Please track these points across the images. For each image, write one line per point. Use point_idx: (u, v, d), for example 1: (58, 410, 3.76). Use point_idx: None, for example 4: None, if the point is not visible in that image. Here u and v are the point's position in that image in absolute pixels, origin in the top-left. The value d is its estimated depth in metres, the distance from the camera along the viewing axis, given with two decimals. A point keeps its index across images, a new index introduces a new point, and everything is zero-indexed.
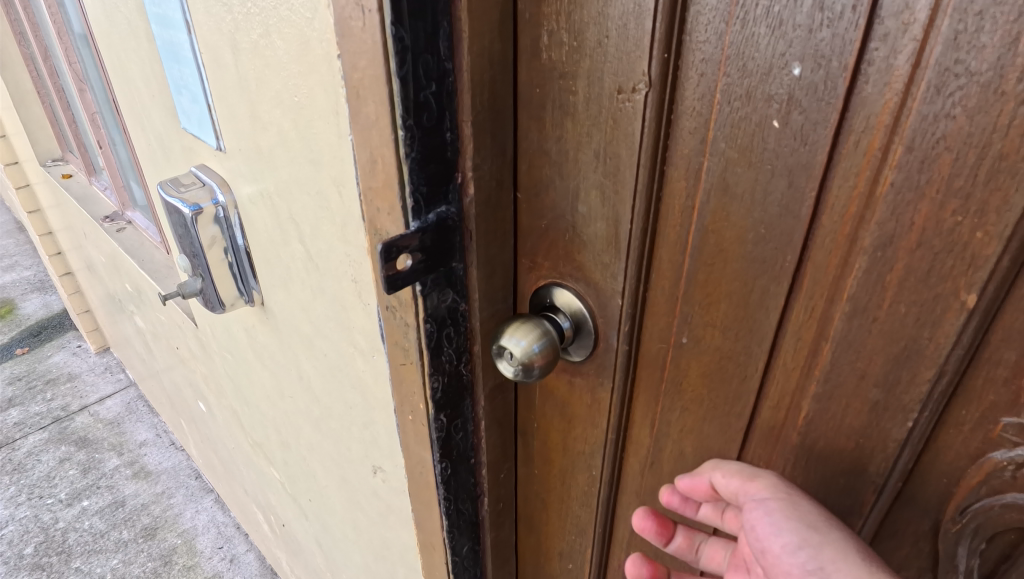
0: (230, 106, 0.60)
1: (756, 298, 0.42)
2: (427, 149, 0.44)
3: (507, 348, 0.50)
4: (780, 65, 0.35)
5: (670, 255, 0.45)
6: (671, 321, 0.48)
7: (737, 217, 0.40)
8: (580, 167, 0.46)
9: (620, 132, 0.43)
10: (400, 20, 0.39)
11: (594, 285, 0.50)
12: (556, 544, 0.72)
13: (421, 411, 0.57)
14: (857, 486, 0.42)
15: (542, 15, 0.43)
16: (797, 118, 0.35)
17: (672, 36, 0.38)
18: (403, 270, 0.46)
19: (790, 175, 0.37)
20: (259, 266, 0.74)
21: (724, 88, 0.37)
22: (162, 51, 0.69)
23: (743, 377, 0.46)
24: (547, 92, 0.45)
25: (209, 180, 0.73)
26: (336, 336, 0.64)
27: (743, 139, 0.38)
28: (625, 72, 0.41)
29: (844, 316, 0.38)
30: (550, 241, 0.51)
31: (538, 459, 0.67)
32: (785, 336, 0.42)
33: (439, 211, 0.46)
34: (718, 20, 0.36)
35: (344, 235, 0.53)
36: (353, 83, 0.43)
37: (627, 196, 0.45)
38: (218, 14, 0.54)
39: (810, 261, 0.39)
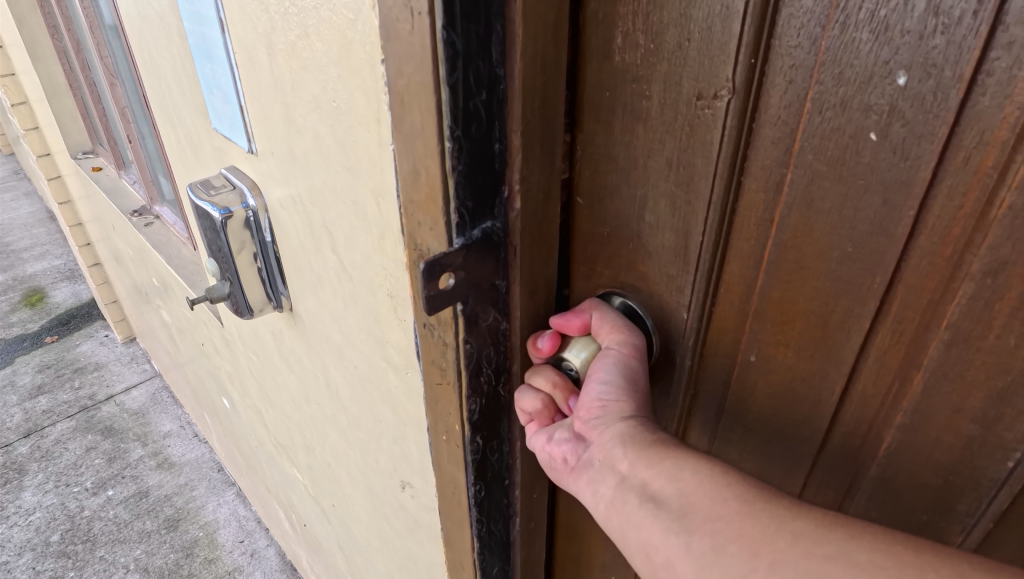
0: (265, 108, 0.58)
1: (836, 322, 0.39)
2: (474, 159, 0.41)
3: (567, 359, 0.49)
4: (882, 72, 0.31)
5: (741, 269, 0.42)
6: (739, 337, 0.44)
7: (823, 234, 0.37)
8: (649, 174, 0.43)
9: (696, 139, 0.39)
10: (452, 23, 0.36)
11: (656, 296, 0.47)
12: (598, 555, 0.69)
13: (457, 431, 0.54)
14: (941, 525, 0.40)
15: (616, 15, 0.39)
16: (897, 130, 0.32)
17: (758, 38, 0.34)
18: (445, 289, 0.43)
19: (886, 191, 0.33)
20: (288, 270, 0.72)
21: (816, 96, 0.34)
22: (195, 50, 0.67)
23: (816, 402, 0.42)
24: (617, 96, 0.42)
25: (239, 183, 0.70)
26: (368, 349, 0.61)
27: (835, 151, 0.34)
28: (705, 76, 0.37)
29: (942, 344, 0.35)
30: (611, 249, 0.48)
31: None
32: (868, 359, 0.39)
33: (484, 226, 0.43)
34: (812, 24, 0.32)
35: (382, 248, 0.50)
36: (397, 89, 0.40)
37: (699, 208, 0.41)
38: (254, 13, 0.52)
39: (902, 282, 0.35)
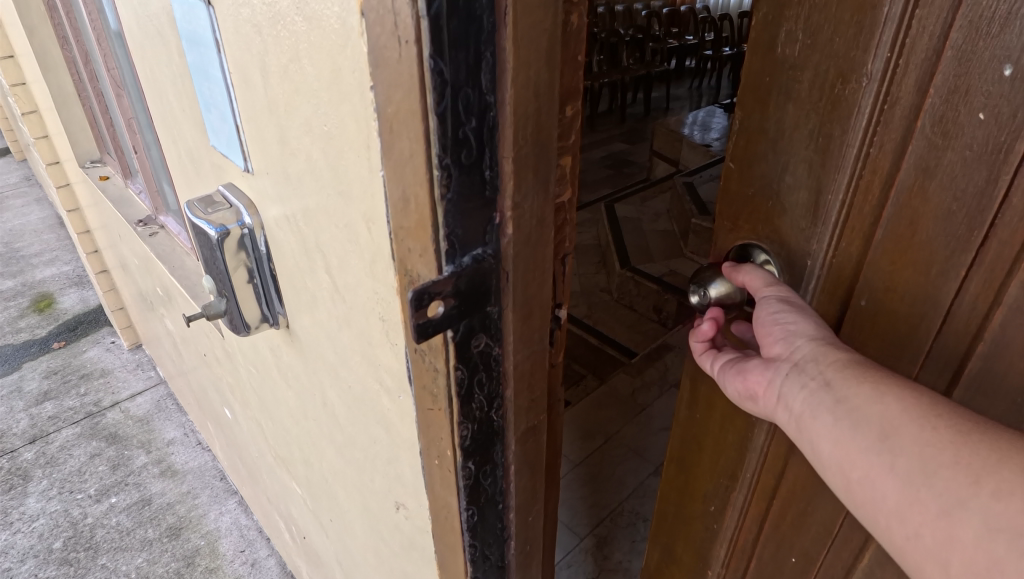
0: (261, 129, 0.58)
1: (937, 270, 0.47)
2: (465, 188, 0.40)
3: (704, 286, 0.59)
4: (995, 63, 0.40)
5: (860, 224, 0.50)
6: (853, 284, 0.53)
7: (935, 199, 0.45)
8: (793, 144, 0.52)
9: (837, 114, 0.48)
10: (440, 52, 0.35)
11: (787, 246, 0.56)
12: (702, 485, 0.77)
13: (448, 457, 0.53)
14: None
15: (783, 17, 0.49)
16: (1004, 112, 0.40)
17: (897, 36, 0.43)
18: (434, 317, 0.43)
19: (987, 162, 0.42)
20: (284, 288, 0.72)
21: (941, 83, 0.42)
22: (193, 68, 0.66)
23: (913, 340, 0.50)
24: (776, 80, 0.51)
25: (235, 201, 0.70)
26: (362, 370, 0.61)
27: (948, 127, 0.43)
28: (845, 65, 0.46)
29: (1019, 285, 0.44)
30: (753, 206, 0.57)
31: (702, 403, 0.72)
32: (961, 301, 0.47)
33: (474, 253, 0.43)
34: (937, 26, 0.41)
35: (373, 271, 0.50)
36: (386, 116, 0.40)
37: (834, 170, 0.50)
38: (248, 35, 0.51)
39: (995, 236, 0.44)
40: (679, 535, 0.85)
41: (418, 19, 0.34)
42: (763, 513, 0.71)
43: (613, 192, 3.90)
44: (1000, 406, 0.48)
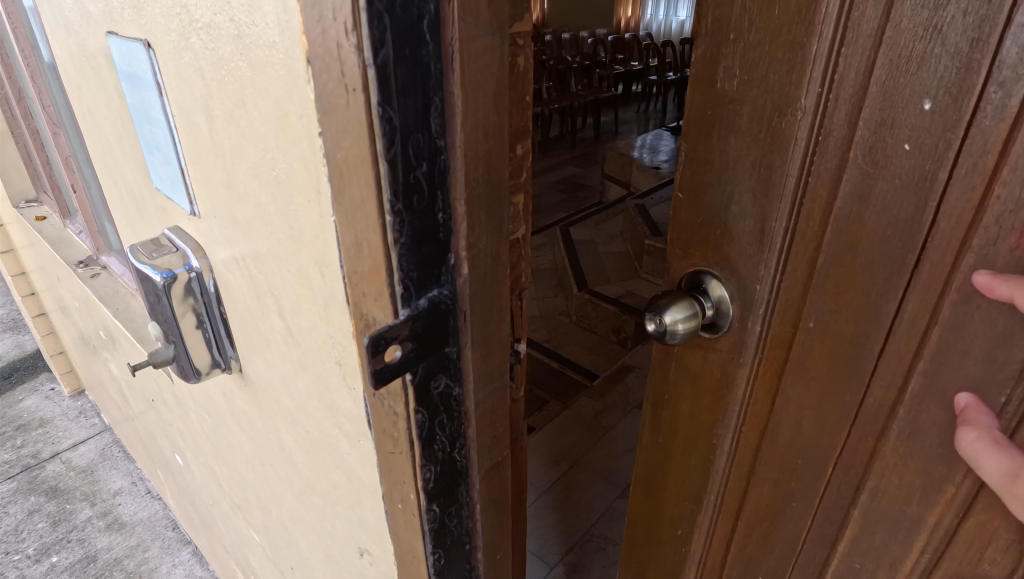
0: (206, 172, 0.56)
1: (878, 292, 0.49)
2: (420, 231, 0.40)
3: (659, 314, 0.57)
4: (915, 98, 0.42)
5: (805, 251, 0.51)
6: (801, 308, 0.54)
7: (872, 224, 0.47)
8: (737, 174, 0.53)
9: (777, 145, 0.49)
10: (388, 99, 0.35)
11: (737, 272, 0.56)
12: (669, 509, 0.77)
13: (412, 501, 0.51)
14: (954, 455, 0.49)
15: (721, 54, 0.50)
16: (927, 142, 0.43)
17: (827, 72, 0.45)
18: (392, 361, 0.42)
19: (915, 189, 0.44)
20: (235, 332, 0.70)
21: (868, 116, 0.44)
22: (134, 110, 0.65)
23: (861, 359, 0.52)
24: (718, 114, 0.52)
25: (182, 245, 0.68)
26: (320, 415, 0.59)
27: (879, 156, 0.45)
28: (782, 99, 0.48)
29: (951, 304, 0.45)
30: (704, 234, 0.57)
31: (665, 428, 0.72)
32: (901, 322, 0.48)
33: (430, 294, 0.43)
34: (862, 64, 0.44)
35: (327, 315, 0.49)
36: (336, 162, 0.39)
37: (777, 200, 0.51)
38: (191, 78, 0.50)
39: (927, 259, 0.45)
40: (650, 560, 0.85)
41: (365, 68, 0.34)
42: (731, 533, 0.72)
43: (567, 215, 3.96)
44: (944, 422, 0.49)
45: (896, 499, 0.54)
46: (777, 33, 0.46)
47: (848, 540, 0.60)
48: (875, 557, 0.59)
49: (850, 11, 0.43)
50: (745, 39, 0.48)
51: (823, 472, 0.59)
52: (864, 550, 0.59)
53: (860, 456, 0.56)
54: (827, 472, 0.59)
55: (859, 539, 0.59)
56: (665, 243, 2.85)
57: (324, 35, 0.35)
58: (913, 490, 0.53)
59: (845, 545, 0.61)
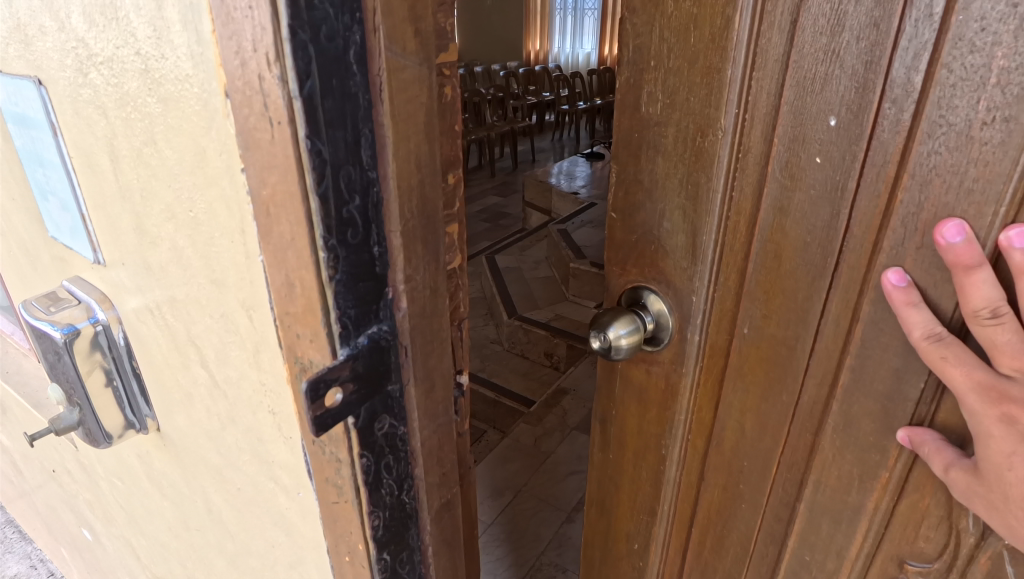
0: (112, 217, 0.52)
1: (804, 295, 0.51)
2: (355, 267, 0.39)
3: (603, 332, 0.56)
4: (822, 116, 0.45)
5: (735, 261, 0.54)
6: (735, 318, 0.56)
7: (792, 232, 0.50)
8: (667, 192, 0.54)
9: (702, 163, 0.51)
10: (317, 132, 0.34)
11: (673, 286, 0.57)
12: (624, 524, 0.76)
13: (361, 552, 0.48)
14: (885, 443, 0.51)
15: (645, 80, 0.52)
16: (835, 155, 0.46)
17: (741, 95, 0.48)
18: (333, 406, 0.40)
19: (828, 198, 0.47)
20: (152, 388, 0.64)
21: (782, 134, 0.48)
22: (24, 154, 0.59)
23: (793, 359, 0.54)
24: (645, 136, 0.54)
25: (85, 297, 0.63)
26: (252, 470, 0.55)
27: (793, 170, 0.48)
28: (703, 120, 0.50)
29: (870, 301, 0.48)
30: (638, 252, 0.58)
31: (614, 444, 0.71)
32: (826, 321, 0.51)
33: (370, 331, 0.41)
34: (772, 86, 0.47)
35: (258, 361, 0.46)
36: (261, 200, 0.37)
37: (706, 215, 0.53)
38: (91, 117, 0.47)
39: (845, 262, 0.48)
40: None
41: (291, 101, 0.33)
42: (686, 543, 0.72)
43: (493, 243, 3.98)
44: (874, 411, 0.51)
45: (837, 489, 0.56)
46: (694, 60, 0.49)
47: (796, 535, 0.62)
48: (823, 548, 0.60)
49: (757, 40, 0.46)
50: (665, 66, 0.50)
51: (766, 476, 0.61)
52: (813, 543, 0.61)
53: (800, 453, 0.58)
54: (770, 473, 0.60)
55: (808, 533, 0.60)
56: (590, 265, 2.91)
57: (244, 68, 0.33)
58: (852, 480, 0.55)
59: (794, 541, 0.62)
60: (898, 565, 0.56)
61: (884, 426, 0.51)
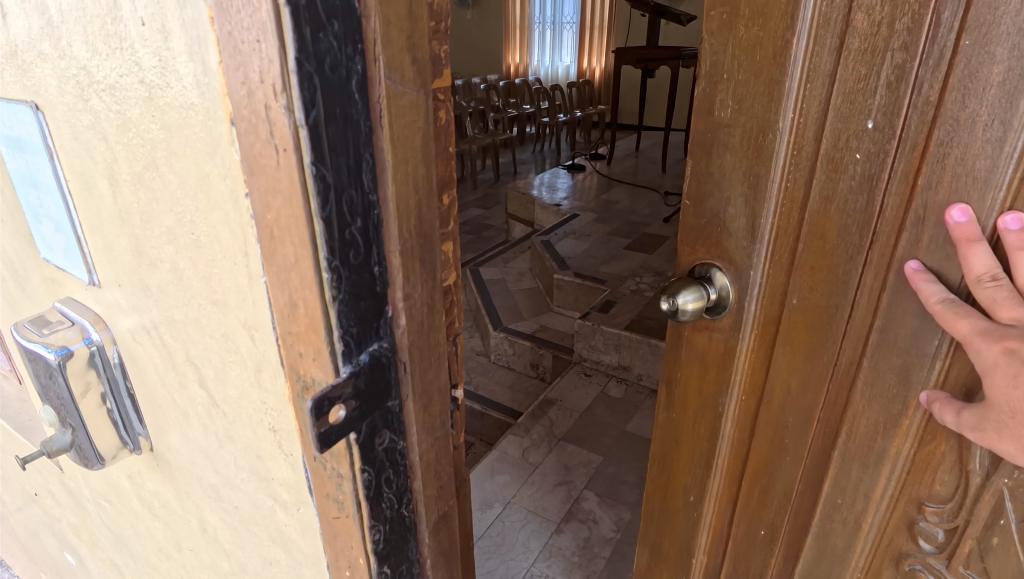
0: (109, 240, 0.53)
1: (843, 269, 0.56)
2: (356, 287, 0.40)
3: (670, 297, 0.63)
4: (861, 118, 0.51)
5: (786, 241, 0.59)
6: (784, 288, 0.60)
7: (835, 218, 0.55)
8: (730, 182, 0.60)
9: (763, 158, 0.57)
10: (321, 158, 0.35)
11: (735, 264, 0.62)
12: (680, 478, 0.80)
13: (361, 566, 0.49)
14: (906, 394, 0.55)
15: (717, 89, 0.58)
16: (873, 151, 0.51)
17: (796, 100, 0.53)
18: (336, 422, 0.41)
19: (864, 187, 0.52)
20: (146, 408, 0.65)
21: (830, 134, 0.53)
22: (16, 176, 0.60)
23: (835, 323, 0.58)
24: (715, 135, 0.59)
25: (79, 317, 0.62)
26: (251, 487, 0.56)
27: (834, 164, 0.53)
28: (764, 123, 0.56)
29: (896, 273, 0.52)
30: (703, 233, 0.63)
31: (676, 403, 0.75)
32: (860, 293, 0.56)
33: (371, 348, 0.42)
34: (823, 92, 0.52)
35: (259, 380, 0.46)
36: (265, 223, 0.38)
37: (765, 202, 0.58)
38: (90, 141, 0.48)
39: (878, 238, 0.53)
40: (665, 533, 0.86)
41: (297, 128, 0.34)
42: (736, 498, 0.75)
43: (476, 256, 3.99)
44: (895, 367, 0.55)
45: (865, 438, 0.60)
46: (758, 73, 0.54)
47: (830, 479, 0.64)
48: (853, 492, 0.63)
49: (812, 56, 0.51)
50: (735, 78, 0.56)
51: (806, 433, 0.65)
52: (846, 488, 0.64)
53: (833, 412, 0.62)
54: (811, 428, 0.64)
55: (842, 478, 0.63)
56: (573, 275, 2.93)
57: (251, 97, 0.34)
58: (878, 428, 0.59)
59: (827, 487, 0.65)
60: (917, 507, 0.60)
61: (904, 378, 0.55)
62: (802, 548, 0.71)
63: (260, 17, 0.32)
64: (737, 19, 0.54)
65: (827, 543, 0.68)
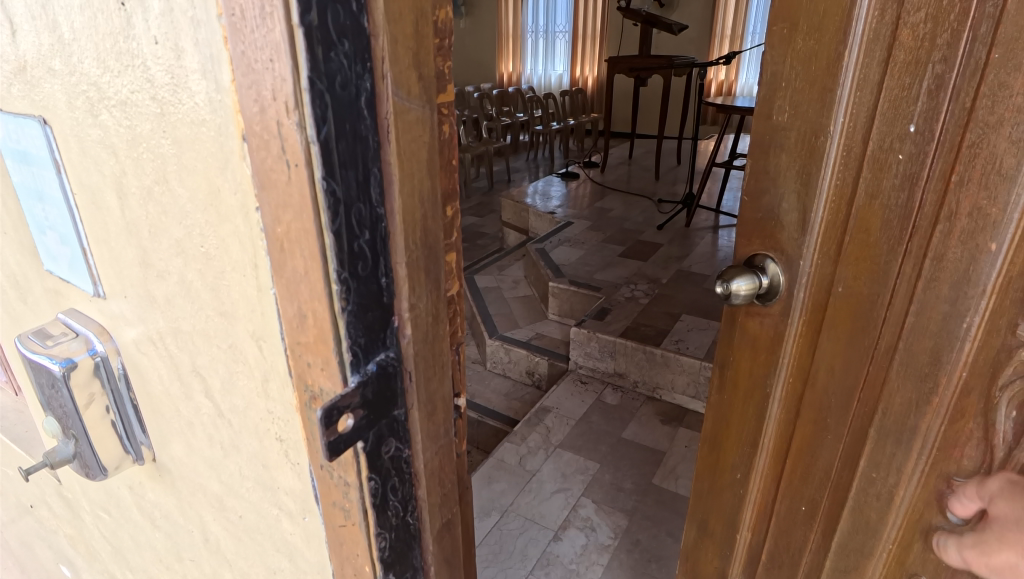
0: (115, 252, 0.53)
1: (886, 259, 0.59)
2: (364, 298, 0.41)
3: (724, 282, 0.68)
4: (903, 123, 0.55)
5: (830, 232, 0.63)
6: (828, 276, 0.64)
7: (879, 213, 0.59)
8: (784, 181, 0.65)
9: (815, 158, 0.62)
10: (332, 173, 0.36)
11: (786, 256, 0.67)
12: (729, 456, 0.84)
13: (366, 574, 0.49)
14: (936, 373, 0.58)
15: (775, 96, 0.64)
16: (913, 151, 0.55)
17: (845, 105, 0.58)
18: (344, 431, 0.42)
19: (906, 184, 0.56)
20: (148, 418, 0.65)
21: (877, 137, 0.57)
22: (23, 189, 0.60)
23: (876, 309, 0.61)
24: (774, 137, 0.65)
25: (83, 329, 0.63)
26: (256, 497, 0.56)
27: (877, 164, 0.57)
28: (816, 126, 0.61)
29: (930, 262, 0.55)
30: (758, 226, 0.69)
31: (727, 385, 0.80)
32: (901, 280, 0.58)
33: (378, 358, 0.43)
34: (870, 99, 0.56)
35: (266, 390, 0.47)
36: (276, 236, 0.39)
37: (816, 198, 0.63)
38: (99, 156, 0.48)
39: (917, 230, 0.56)
40: (713, 511, 0.91)
41: (308, 145, 0.35)
42: (779, 476, 0.79)
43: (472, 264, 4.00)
44: (926, 350, 0.58)
45: (899, 415, 0.62)
46: (813, 81, 0.60)
47: (866, 456, 0.66)
48: (886, 467, 0.64)
49: (862, 67, 0.56)
50: (791, 86, 0.62)
51: (845, 415, 0.67)
52: (880, 463, 0.65)
53: (871, 392, 0.64)
54: (852, 409, 0.66)
55: (876, 453, 0.65)
56: (569, 283, 2.95)
57: (263, 114, 0.35)
58: (911, 406, 0.60)
59: (864, 463, 0.66)
60: (947, 482, 0.60)
61: (935, 357, 0.57)
62: (839, 523, 0.72)
63: (274, 38, 0.33)
64: (795, 35, 0.60)
65: (861, 517, 0.69)
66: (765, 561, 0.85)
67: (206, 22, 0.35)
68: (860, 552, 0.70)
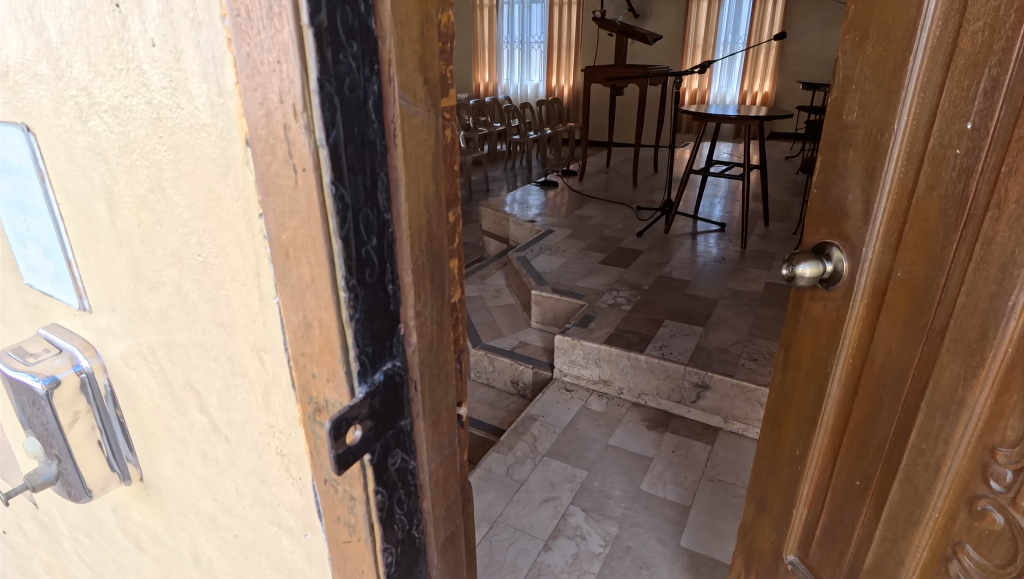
0: (104, 264, 0.52)
1: (940, 245, 0.62)
2: (371, 305, 0.40)
3: (789, 263, 0.76)
4: (959, 121, 0.59)
5: (892, 220, 0.68)
6: (888, 261, 0.69)
7: (937, 204, 0.62)
8: (851, 175, 0.71)
9: (878, 153, 0.67)
10: (340, 178, 0.35)
11: (851, 244, 0.72)
12: (791, 433, 0.90)
13: None
14: (983, 350, 0.59)
15: (848, 97, 0.71)
16: (967, 146, 0.58)
17: (909, 106, 0.63)
18: (353, 443, 0.41)
19: (959, 177, 0.59)
20: (136, 437, 0.63)
21: (936, 134, 0.61)
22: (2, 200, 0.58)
23: (929, 293, 0.64)
24: (842, 135, 0.72)
25: (66, 345, 0.60)
26: (252, 515, 0.54)
27: (934, 159, 0.61)
28: (880, 124, 0.67)
29: (979, 247, 0.58)
30: (827, 217, 0.76)
31: (792, 365, 0.87)
32: (953, 263, 0.61)
33: (386, 367, 0.42)
34: (931, 100, 0.61)
35: (267, 404, 0.46)
36: (280, 243, 0.38)
37: (878, 190, 0.68)
38: (88, 164, 0.47)
39: (967, 219, 0.59)
40: (772, 487, 0.96)
41: (316, 149, 0.34)
42: (835, 452, 0.82)
43: None
44: (972, 328, 0.60)
45: (947, 388, 0.63)
46: (882, 84, 0.66)
47: (918, 429, 0.67)
48: (937, 439, 0.65)
49: (926, 71, 0.61)
50: (862, 88, 0.68)
51: (898, 394, 0.70)
52: (930, 434, 0.66)
53: (922, 370, 0.66)
54: (905, 387, 0.69)
55: (926, 425, 0.66)
56: (552, 290, 2.95)
57: (268, 118, 0.34)
58: (959, 379, 0.62)
59: (915, 437, 0.68)
60: (990, 453, 0.61)
61: (982, 334, 0.59)
62: (889, 493, 0.72)
63: (282, 39, 0.32)
64: (866, 43, 0.67)
65: (910, 486, 0.69)
66: (819, 537, 0.87)
67: (209, 25, 0.34)
68: (908, 521, 0.70)
